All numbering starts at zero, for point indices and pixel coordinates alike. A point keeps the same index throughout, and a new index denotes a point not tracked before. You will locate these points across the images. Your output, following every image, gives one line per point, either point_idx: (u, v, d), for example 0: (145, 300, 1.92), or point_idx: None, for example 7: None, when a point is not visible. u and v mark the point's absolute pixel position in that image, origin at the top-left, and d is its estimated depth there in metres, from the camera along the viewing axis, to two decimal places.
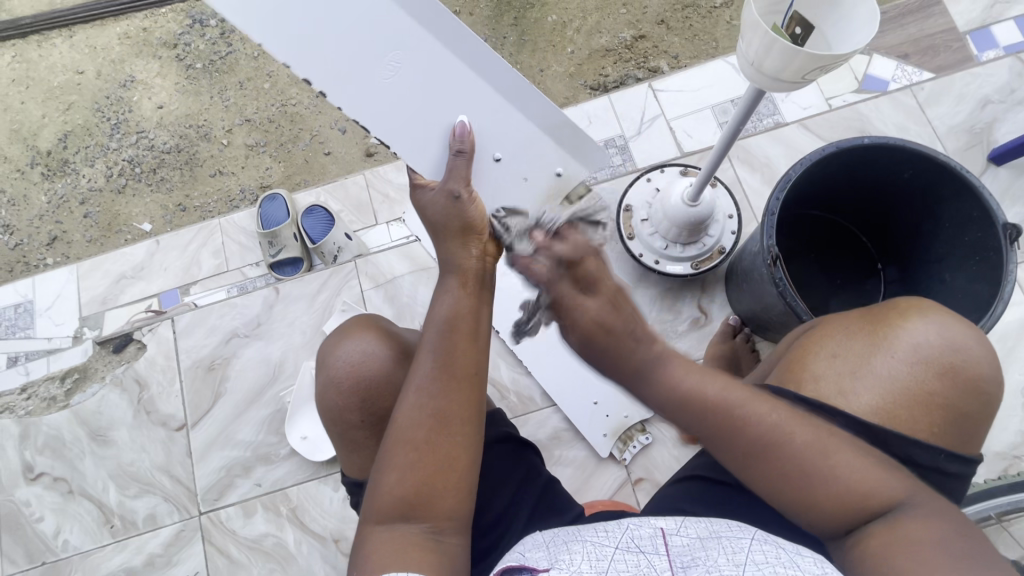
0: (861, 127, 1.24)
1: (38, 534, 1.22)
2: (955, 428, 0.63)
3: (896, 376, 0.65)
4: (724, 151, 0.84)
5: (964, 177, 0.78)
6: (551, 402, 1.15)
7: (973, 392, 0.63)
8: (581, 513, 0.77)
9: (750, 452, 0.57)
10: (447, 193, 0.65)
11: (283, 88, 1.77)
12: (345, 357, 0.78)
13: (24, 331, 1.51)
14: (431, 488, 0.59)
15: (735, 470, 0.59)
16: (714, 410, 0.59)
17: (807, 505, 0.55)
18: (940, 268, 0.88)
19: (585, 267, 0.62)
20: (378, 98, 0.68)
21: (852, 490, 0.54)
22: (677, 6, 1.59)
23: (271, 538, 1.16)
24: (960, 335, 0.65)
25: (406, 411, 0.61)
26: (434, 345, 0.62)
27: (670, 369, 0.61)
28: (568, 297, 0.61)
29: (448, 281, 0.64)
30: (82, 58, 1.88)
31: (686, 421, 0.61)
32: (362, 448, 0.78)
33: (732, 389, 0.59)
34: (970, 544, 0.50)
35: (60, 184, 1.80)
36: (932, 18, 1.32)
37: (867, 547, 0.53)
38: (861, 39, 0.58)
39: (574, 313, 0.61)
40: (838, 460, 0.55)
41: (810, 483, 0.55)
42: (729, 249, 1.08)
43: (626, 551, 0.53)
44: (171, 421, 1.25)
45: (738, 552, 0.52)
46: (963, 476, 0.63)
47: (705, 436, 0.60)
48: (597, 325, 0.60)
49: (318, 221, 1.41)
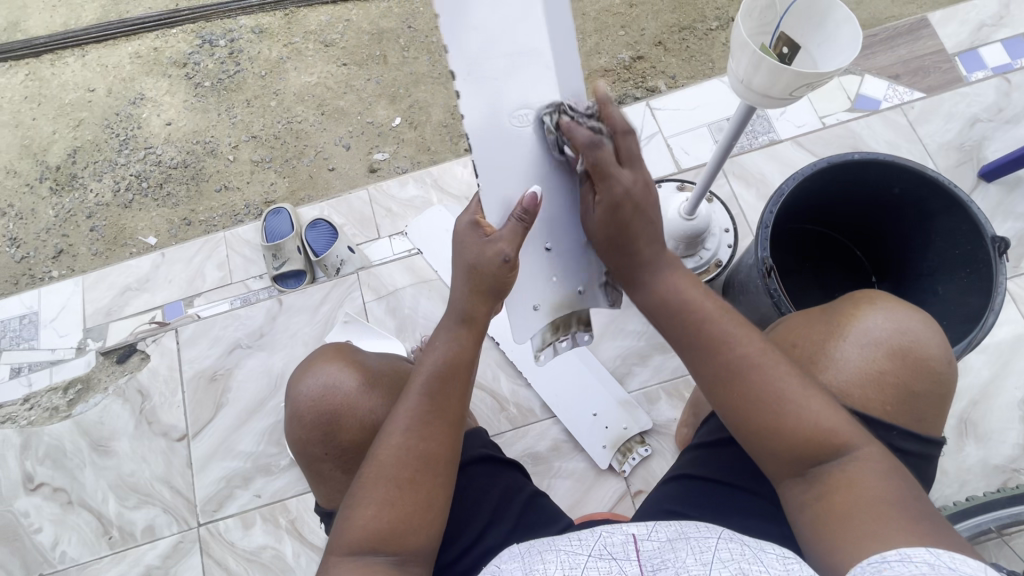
0: (853, 144, 1.26)
1: (35, 545, 1.22)
2: (909, 407, 0.65)
3: (850, 360, 0.66)
4: (719, 168, 0.87)
5: (953, 192, 0.81)
6: (551, 414, 1.16)
7: (927, 372, 0.65)
8: (569, 524, 0.78)
9: (727, 373, 0.60)
10: (501, 254, 0.63)
11: (289, 106, 1.81)
12: (309, 391, 0.79)
13: (29, 343, 1.53)
14: (406, 526, 0.60)
15: (713, 391, 0.61)
16: (705, 330, 0.62)
17: (763, 446, 0.59)
18: (932, 280, 0.90)
19: (626, 141, 0.62)
20: (500, 131, 0.65)
21: (805, 435, 0.57)
22: (674, 29, 1.63)
23: (270, 551, 1.16)
24: (906, 318, 0.67)
25: (391, 446, 0.63)
26: (427, 388, 0.65)
27: (671, 278, 0.64)
28: (607, 163, 0.61)
29: (452, 327, 0.67)
30: (94, 76, 1.93)
31: (681, 335, 0.63)
32: (329, 479, 0.79)
33: (721, 314, 0.62)
34: (920, 509, 0.52)
35: (68, 199, 1.82)
36: (920, 41, 1.37)
37: (825, 513, 0.55)
38: (843, 60, 0.61)
39: (608, 181, 0.61)
40: (808, 402, 0.58)
41: (775, 412, 0.58)
42: (726, 262, 1.10)
43: (598, 559, 0.51)
44: (172, 432, 1.26)
45: (705, 552, 0.50)
46: (925, 457, 0.65)
47: (695, 352, 0.62)
48: (629, 197, 0.62)
49: (322, 234, 1.43)
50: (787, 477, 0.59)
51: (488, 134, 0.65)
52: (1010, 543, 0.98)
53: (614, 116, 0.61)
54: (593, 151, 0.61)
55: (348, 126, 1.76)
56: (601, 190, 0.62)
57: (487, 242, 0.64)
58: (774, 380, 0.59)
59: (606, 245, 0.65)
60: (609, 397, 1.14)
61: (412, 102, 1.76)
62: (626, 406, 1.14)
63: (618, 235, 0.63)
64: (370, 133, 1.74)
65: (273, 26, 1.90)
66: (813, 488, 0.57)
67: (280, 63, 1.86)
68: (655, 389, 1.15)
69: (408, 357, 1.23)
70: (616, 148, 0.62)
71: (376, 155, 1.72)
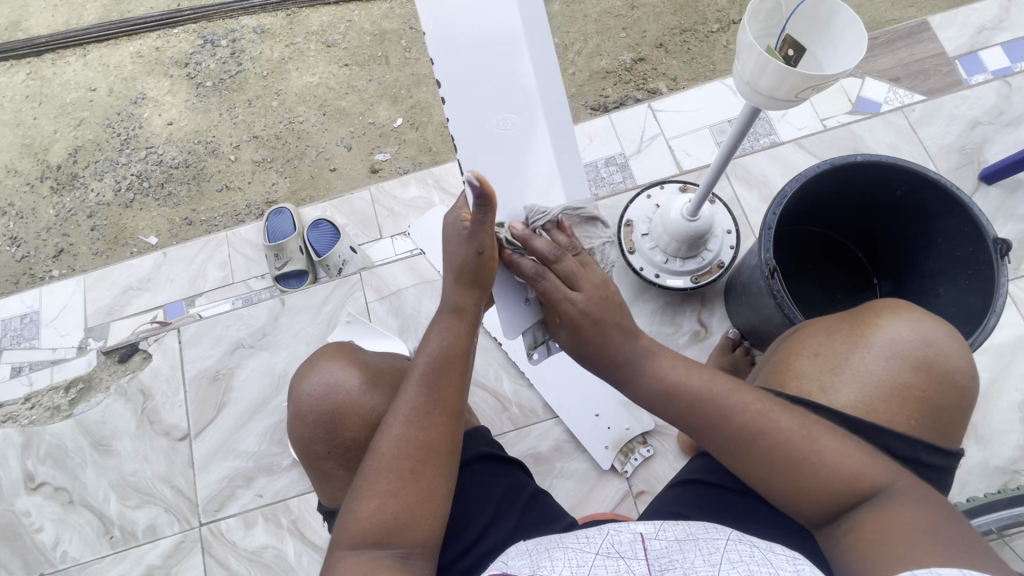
0: (854, 146, 1.27)
1: (36, 544, 1.22)
2: (933, 420, 0.65)
3: (874, 372, 0.67)
4: (721, 169, 0.87)
5: (955, 194, 0.81)
6: (553, 415, 1.16)
7: (949, 384, 0.66)
8: (573, 522, 0.78)
9: (732, 440, 0.60)
10: (475, 250, 0.64)
11: (291, 106, 1.82)
12: (312, 389, 0.79)
13: (29, 342, 1.53)
14: (410, 519, 0.61)
15: (720, 454, 0.62)
16: (698, 403, 0.63)
17: (790, 500, 0.58)
18: (934, 281, 0.90)
19: (566, 267, 0.66)
20: (484, 139, 0.68)
21: (826, 479, 0.57)
22: (676, 31, 1.64)
23: (271, 550, 1.16)
24: (929, 329, 0.67)
25: (393, 438, 0.63)
26: (426, 381, 0.65)
27: (655, 366, 0.65)
28: (555, 289, 0.66)
29: (448, 318, 0.67)
30: (95, 75, 1.93)
31: (678, 411, 0.64)
32: (331, 479, 0.79)
33: (715, 382, 0.63)
34: (945, 526, 0.51)
35: (68, 198, 1.82)
36: (921, 44, 1.37)
37: (855, 541, 0.54)
38: (848, 62, 0.61)
39: (563, 301, 0.65)
40: (821, 449, 0.58)
41: (787, 462, 0.58)
42: (728, 263, 1.10)
43: (606, 557, 0.50)
44: (174, 431, 1.26)
45: (713, 553, 0.50)
46: (945, 467, 0.65)
47: (693, 425, 0.63)
48: (586, 316, 0.65)
49: (325, 234, 1.44)
50: (815, 516, 0.58)
51: (472, 143, 0.68)
52: (1011, 544, 0.96)
53: (547, 247, 0.66)
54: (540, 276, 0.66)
55: (350, 127, 1.76)
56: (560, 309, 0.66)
57: (467, 245, 0.65)
58: (781, 436, 0.59)
59: (580, 352, 0.68)
60: (612, 398, 1.15)
61: (414, 103, 1.77)
62: (628, 406, 1.14)
63: (590, 345, 0.67)
64: (372, 133, 1.75)
65: (275, 26, 1.90)
66: (843, 521, 0.56)
67: (281, 63, 1.86)
68: None
69: (411, 357, 1.23)
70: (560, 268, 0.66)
71: (378, 155, 1.72)
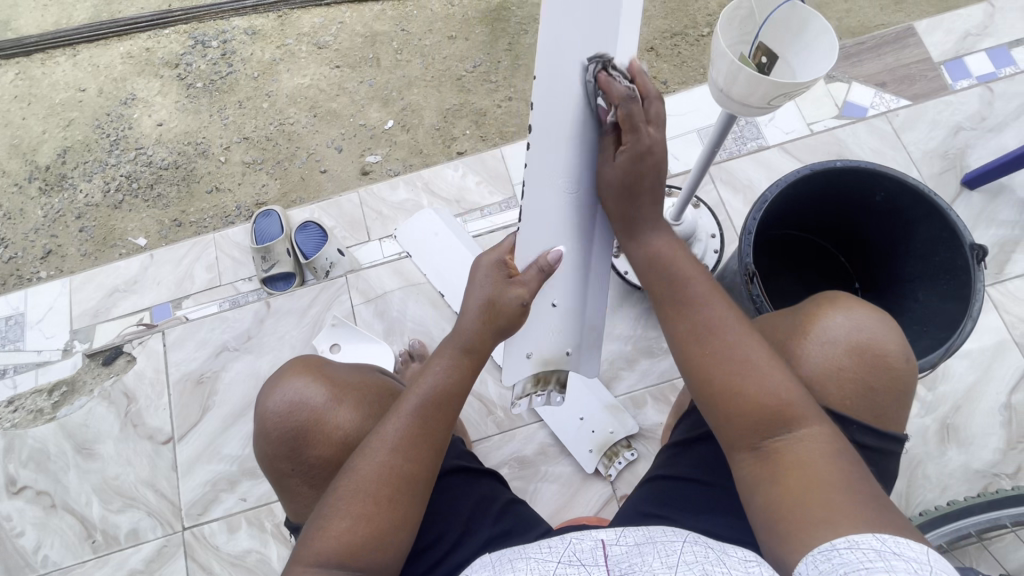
0: (839, 151, 1.27)
1: (17, 549, 1.21)
2: (870, 402, 0.66)
3: (817, 359, 0.66)
4: (703, 174, 0.87)
5: (932, 199, 0.82)
6: (538, 418, 1.16)
7: (884, 367, 0.66)
8: (548, 529, 0.78)
9: (697, 337, 0.62)
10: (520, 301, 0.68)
11: (281, 108, 1.81)
12: (278, 406, 0.78)
13: (13, 344, 1.51)
14: (375, 546, 0.61)
15: (680, 350, 0.63)
16: (681, 296, 0.65)
17: (725, 414, 0.59)
18: (912, 286, 0.90)
19: (654, 106, 0.65)
20: (547, 205, 0.72)
21: (767, 401, 0.58)
22: (666, 35, 1.64)
23: (255, 554, 1.15)
24: (868, 319, 0.68)
25: (372, 465, 0.63)
26: (415, 412, 0.65)
27: (659, 241, 0.69)
28: (635, 115, 0.64)
29: (452, 357, 0.69)
30: (85, 76, 1.92)
31: (662, 290, 0.66)
32: (296, 495, 0.78)
33: (704, 285, 0.65)
34: (868, 489, 0.52)
35: (57, 200, 1.81)
36: (907, 49, 1.38)
37: (779, 483, 0.55)
38: (820, 70, 0.61)
39: (637, 134, 0.65)
40: (770, 375, 0.59)
41: (738, 376, 0.59)
42: (712, 268, 1.10)
43: (567, 565, 0.50)
44: (158, 435, 1.25)
45: (669, 555, 0.50)
46: (886, 451, 0.66)
47: (667, 312, 0.66)
48: (652, 154, 0.65)
49: (312, 237, 1.39)
50: (743, 445, 0.59)
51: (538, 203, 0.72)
52: (989, 547, 0.98)
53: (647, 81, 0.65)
54: (630, 103, 0.64)
55: (340, 128, 1.76)
56: (628, 141, 0.65)
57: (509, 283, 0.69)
58: (746, 351, 0.60)
59: (616, 194, 0.68)
60: (596, 402, 1.14)
61: (404, 105, 1.76)
62: (613, 410, 1.14)
63: (629, 189, 0.67)
64: (363, 135, 1.74)
65: (265, 28, 1.90)
66: (767, 456, 0.57)
67: (272, 65, 1.86)
68: (642, 394, 1.15)
69: (395, 360, 1.22)
70: (646, 107, 0.65)
71: (368, 158, 1.72)
